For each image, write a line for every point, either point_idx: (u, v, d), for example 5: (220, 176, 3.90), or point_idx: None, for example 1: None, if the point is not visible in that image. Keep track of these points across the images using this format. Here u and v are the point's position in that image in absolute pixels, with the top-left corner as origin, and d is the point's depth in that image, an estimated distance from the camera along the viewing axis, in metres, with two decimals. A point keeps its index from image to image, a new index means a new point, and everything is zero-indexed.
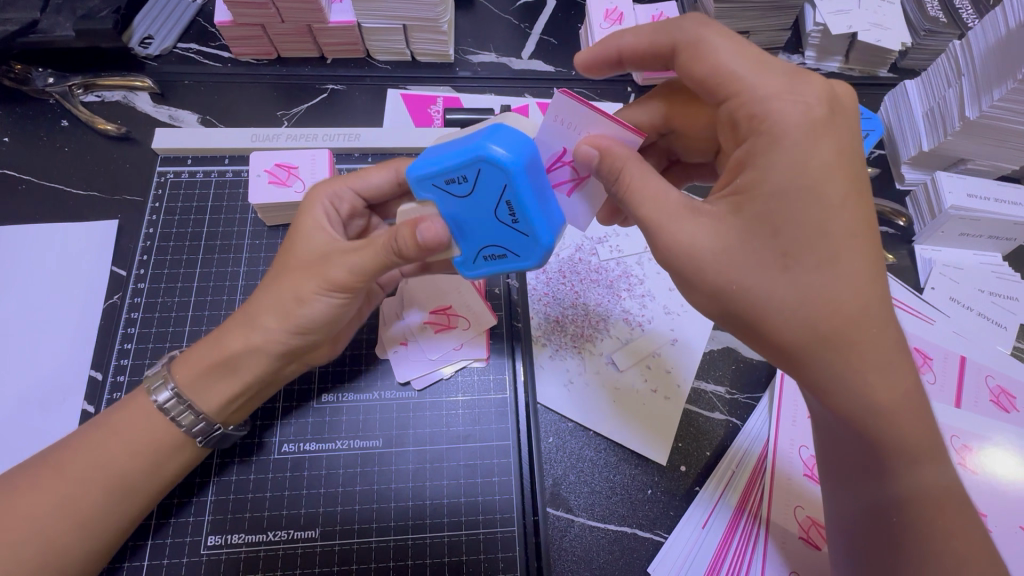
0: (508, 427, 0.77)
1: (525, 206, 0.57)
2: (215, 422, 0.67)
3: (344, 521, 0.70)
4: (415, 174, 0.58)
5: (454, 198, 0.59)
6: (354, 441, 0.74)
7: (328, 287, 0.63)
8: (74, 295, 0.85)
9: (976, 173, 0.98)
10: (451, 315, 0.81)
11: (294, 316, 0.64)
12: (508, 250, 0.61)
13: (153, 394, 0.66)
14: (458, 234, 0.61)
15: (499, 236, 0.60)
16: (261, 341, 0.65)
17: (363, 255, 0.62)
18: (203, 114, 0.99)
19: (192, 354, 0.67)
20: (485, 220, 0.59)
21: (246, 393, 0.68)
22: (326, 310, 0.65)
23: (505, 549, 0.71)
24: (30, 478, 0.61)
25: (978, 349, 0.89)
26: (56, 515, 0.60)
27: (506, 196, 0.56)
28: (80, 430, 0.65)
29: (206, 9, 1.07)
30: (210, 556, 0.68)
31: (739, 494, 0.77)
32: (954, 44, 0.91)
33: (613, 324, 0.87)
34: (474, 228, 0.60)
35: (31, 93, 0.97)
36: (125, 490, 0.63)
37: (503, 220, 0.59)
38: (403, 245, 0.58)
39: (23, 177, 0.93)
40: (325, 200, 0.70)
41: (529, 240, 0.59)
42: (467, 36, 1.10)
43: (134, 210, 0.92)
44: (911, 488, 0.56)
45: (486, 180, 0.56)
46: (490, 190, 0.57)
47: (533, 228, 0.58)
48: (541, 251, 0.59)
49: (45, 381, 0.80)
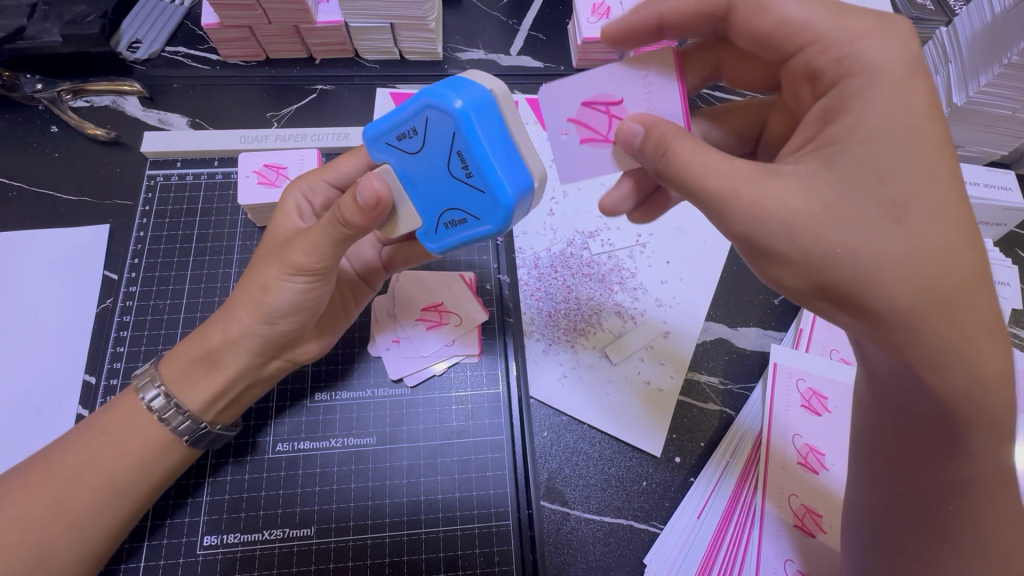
0: (502, 421, 0.78)
1: (474, 158, 0.54)
2: (201, 421, 0.67)
3: (339, 518, 0.70)
4: (371, 134, 0.61)
5: (410, 159, 0.59)
6: (348, 439, 0.75)
7: (289, 272, 0.63)
8: (66, 300, 0.85)
9: (966, 160, 0.98)
10: (442, 311, 0.82)
11: (263, 305, 0.65)
12: (468, 213, 0.58)
13: (141, 393, 0.67)
14: (419, 199, 0.61)
15: (458, 198, 0.58)
16: (239, 335, 0.66)
17: (314, 233, 0.61)
18: (192, 117, 0.99)
19: (176, 353, 0.68)
20: (440, 179, 0.58)
21: (227, 393, 0.68)
22: (303, 301, 0.66)
23: (501, 542, 0.71)
24: (27, 484, 0.62)
25: None
26: (50, 519, 0.61)
27: (456, 145, 0.55)
28: (75, 434, 0.66)
29: (194, 12, 1.07)
30: (207, 556, 0.68)
31: (740, 467, 0.78)
32: (942, 31, 0.91)
33: (607, 317, 0.87)
34: (433, 191, 0.60)
35: (20, 99, 0.96)
36: (122, 494, 0.64)
37: (457, 176, 0.57)
38: (347, 214, 0.57)
39: (14, 184, 0.93)
40: (299, 193, 0.72)
41: (484, 198, 0.55)
42: (455, 34, 1.10)
43: (124, 213, 0.92)
44: (974, 479, 0.53)
45: (435, 131, 0.56)
46: (440, 142, 0.56)
47: (486, 183, 0.54)
48: (497, 210, 0.55)
49: (38, 386, 0.80)
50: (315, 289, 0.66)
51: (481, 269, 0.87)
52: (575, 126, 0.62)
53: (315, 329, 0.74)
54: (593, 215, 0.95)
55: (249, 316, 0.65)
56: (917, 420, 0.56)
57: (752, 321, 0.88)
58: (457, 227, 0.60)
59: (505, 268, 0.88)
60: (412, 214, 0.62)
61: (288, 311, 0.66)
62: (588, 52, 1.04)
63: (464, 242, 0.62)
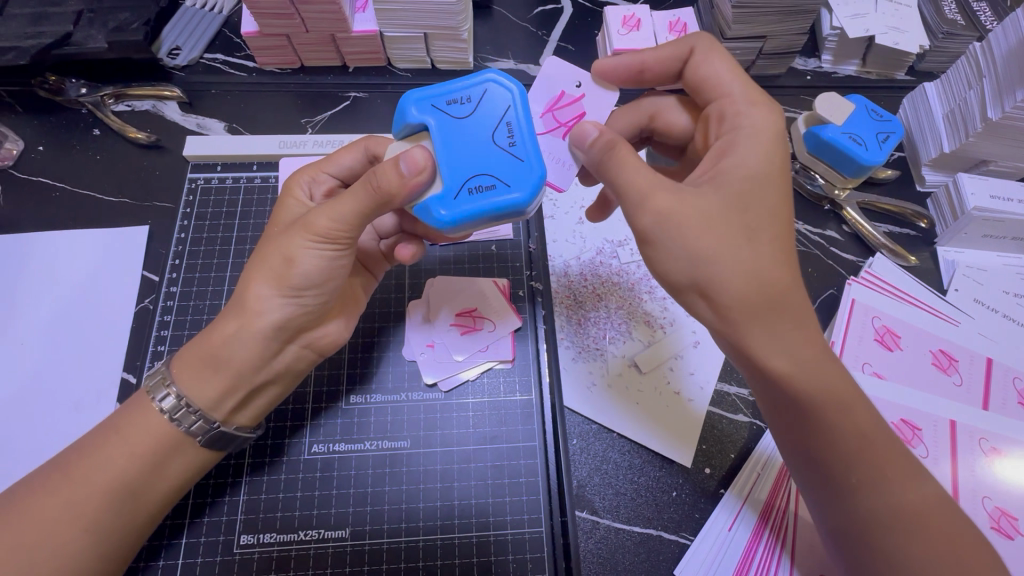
0: (534, 428, 0.77)
1: (523, 132, 0.62)
2: (214, 420, 0.64)
3: (373, 522, 0.71)
4: (415, 94, 0.62)
5: (451, 120, 0.62)
6: (382, 442, 0.75)
7: (314, 240, 0.63)
8: (107, 300, 0.87)
9: (998, 175, 0.97)
10: (477, 317, 0.82)
11: (287, 278, 0.63)
12: (498, 179, 0.60)
13: (154, 398, 0.64)
14: (445, 164, 0.60)
15: (493, 165, 0.60)
16: (259, 328, 0.64)
17: (345, 202, 0.61)
18: (229, 122, 1.01)
19: (188, 355, 0.65)
20: (479, 145, 0.61)
21: (241, 389, 0.65)
22: (331, 268, 0.65)
23: (533, 549, 0.71)
24: (56, 486, 0.61)
25: (1006, 352, 0.89)
26: (78, 518, 0.60)
27: (507, 117, 0.62)
28: (86, 437, 0.64)
29: (232, 20, 1.10)
30: (243, 555, 0.69)
31: (766, 496, 0.77)
32: (974, 46, 0.91)
33: (636, 326, 0.87)
34: (467, 156, 0.61)
35: (65, 103, 1.00)
36: (135, 497, 0.62)
37: (497, 143, 0.61)
38: (386, 180, 0.58)
39: (57, 184, 0.95)
40: (302, 187, 0.74)
41: (522, 166, 0.60)
42: (486, 44, 1.12)
43: (163, 215, 0.94)
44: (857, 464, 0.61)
45: (489, 102, 0.63)
46: (493, 111, 0.62)
47: (530, 153, 0.61)
48: (536, 177, 0.60)
49: (80, 383, 0.82)
50: (340, 256, 0.65)
51: (515, 275, 0.87)
52: (569, 97, 0.72)
53: (334, 307, 0.74)
54: (622, 224, 0.95)
55: (260, 295, 0.63)
56: (802, 461, 0.64)
57: None
58: (480, 195, 0.60)
59: (539, 275, 0.87)
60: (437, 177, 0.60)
61: (315, 278, 0.64)
62: None
63: (475, 218, 0.60)
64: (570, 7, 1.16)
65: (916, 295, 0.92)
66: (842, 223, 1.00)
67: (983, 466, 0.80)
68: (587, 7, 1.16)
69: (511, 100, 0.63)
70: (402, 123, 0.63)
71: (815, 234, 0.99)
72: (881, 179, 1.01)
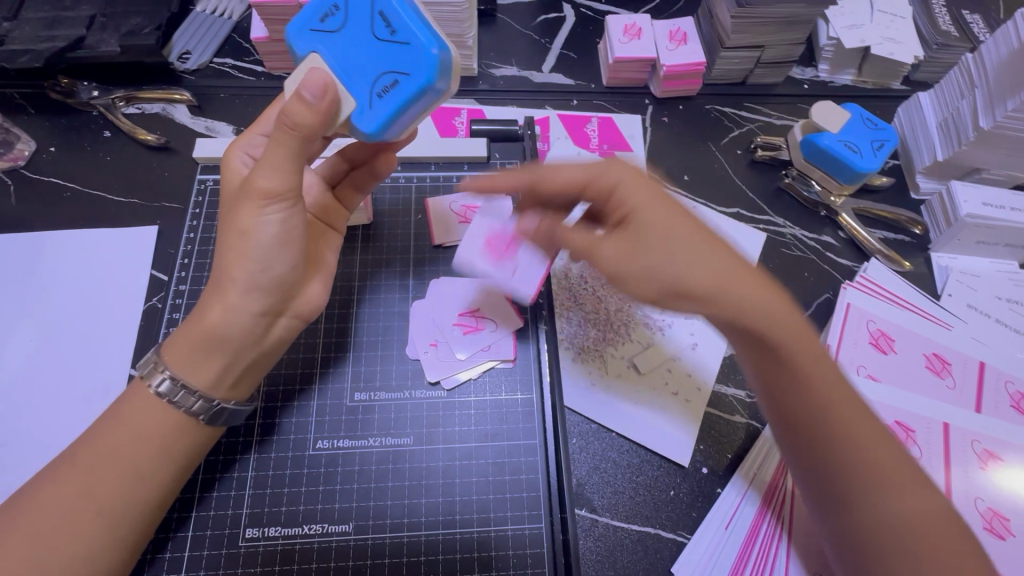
0: (535, 426, 0.78)
1: (399, 15, 0.59)
2: (214, 397, 0.64)
3: (376, 516, 0.72)
4: (293, 30, 0.63)
5: (331, 35, 0.62)
6: (386, 439, 0.76)
7: (263, 204, 0.62)
8: (116, 298, 0.89)
9: (991, 183, 0.99)
10: (478, 318, 0.83)
11: (246, 250, 0.62)
12: (399, 72, 0.59)
13: (148, 381, 0.63)
14: (347, 80, 0.62)
15: (388, 60, 0.60)
16: (239, 301, 0.63)
17: (275, 154, 0.60)
18: (237, 125, 1.03)
19: (181, 338, 0.64)
20: (364, 44, 0.60)
21: (239, 361, 0.65)
22: (285, 229, 0.64)
23: (533, 545, 0.72)
24: (55, 478, 0.60)
25: (999, 356, 0.90)
26: (78, 510, 0.58)
27: (377, 7, 0.60)
28: (92, 427, 0.63)
29: (241, 26, 1.12)
30: (248, 548, 0.70)
31: (762, 494, 0.78)
32: (967, 57, 0.93)
33: (635, 328, 0.89)
34: (363, 62, 0.61)
35: (76, 105, 1.02)
36: (145, 479, 0.61)
37: (380, 37, 0.60)
38: (296, 115, 0.58)
39: (67, 185, 0.97)
40: (241, 153, 0.72)
41: (411, 48, 0.59)
42: (489, 51, 1.14)
43: (172, 216, 0.96)
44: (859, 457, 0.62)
45: (355, 1, 0.61)
46: (363, 6, 0.60)
47: (415, 35, 0.59)
48: (429, 53, 0.58)
49: (89, 379, 0.83)
50: (292, 215, 0.64)
51: None
52: None
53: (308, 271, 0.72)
54: None
55: (242, 271, 0.62)
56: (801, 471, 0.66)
57: None
58: (389, 94, 0.60)
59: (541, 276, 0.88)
60: (345, 95, 0.61)
61: (279, 244, 0.64)
62: (618, 70, 1.08)
63: (399, 113, 0.61)
64: (572, 16, 1.18)
65: (909, 300, 0.94)
66: (837, 229, 1.01)
67: (976, 469, 0.81)
68: (589, 16, 1.18)
69: None
70: (296, 57, 0.65)
71: (811, 240, 1.01)
72: (875, 186, 1.03)
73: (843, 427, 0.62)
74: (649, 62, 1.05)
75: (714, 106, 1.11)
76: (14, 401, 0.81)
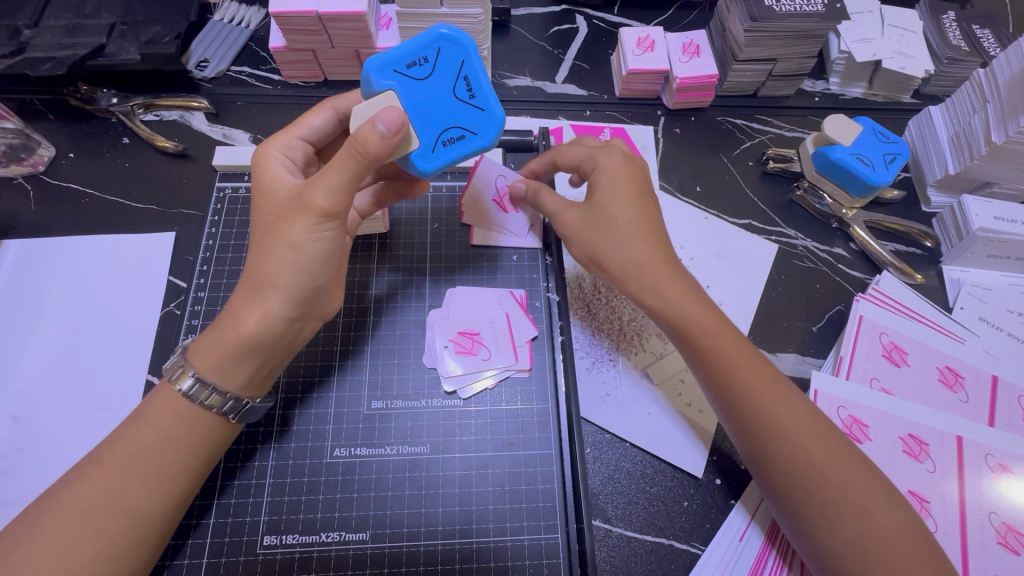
0: (550, 436, 0.79)
1: (481, 86, 0.68)
2: (244, 397, 0.66)
3: (393, 525, 0.72)
4: (376, 61, 0.64)
5: (414, 81, 0.66)
6: (402, 447, 0.77)
7: (317, 221, 0.63)
8: (132, 305, 0.90)
9: (1003, 197, 1.00)
10: (477, 341, 0.83)
11: (294, 264, 0.63)
12: (466, 130, 0.69)
13: (175, 383, 0.64)
14: (418, 123, 0.67)
15: (461, 118, 0.68)
16: (276, 307, 0.63)
17: (335, 173, 0.61)
18: (254, 133, 1.04)
19: (208, 342, 0.64)
20: (444, 101, 0.67)
21: (269, 363, 0.66)
22: (331, 248, 0.65)
23: (550, 555, 0.72)
24: (80, 476, 0.61)
25: (1011, 371, 0.90)
26: (106, 510, 0.59)
27: (463, 71, 0.68)
28: (115, 429, 0.64)
29: (258, 35, 1.14)
30: (266, 555, 0.70)
31: None
32: (978, 72, 0.94)
33: (648, 338, 0.90)
34: (436, 112, 0.67)
35: (96, 112, 1.03)
36: (169, 479, 0.62)
37: (460, 98, 0.68)
38: (371, 145, 0.59)
39: (86, 191, 0.98)
40: (279, 153, 0.73)
41: (484, 116, 0.69)
42: (503, 61, 1.16)
43: (189, 223, 0.97)
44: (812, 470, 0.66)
45: (444, 59, 0.67)
46: (451, 66, 0.67)
47: (489, 104, 0.69)
48: (496, 125, 0.69)
49: (105, 385, 0.84)
50: (339, 235, 0.66)
51: (532, 286, 0.88)
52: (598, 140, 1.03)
53: (336, 290, 0.74)
54: None
55: (284, 280, 0.63)
56: (769, 490, 0.70)
57: (791, 348, 0.94)
58: (453, 146, 0.69)
59: (555, 286, 0.89)
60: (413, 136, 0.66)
61: (320, 262, 0.65)
62: (632, 82, 1.09)
63: (454, 162, 0.70)
64: (585, 28, 1.20)
65: (922, 313, 0.94)
66: (849, 241, 1.03)
67: (991, 484, 0.81)
68: (602, 28, 1.20)
69: (465, 53, 0.68)
70: (366, 87, 0.66)
71: (822, 252, 1.02)
72: (887, 199, 1.04)
73: (789, 445, 0.68)
74: (662, 74, 1.06)
75: (726, 118, 1.12)
76: (31, 405, 0.82)
